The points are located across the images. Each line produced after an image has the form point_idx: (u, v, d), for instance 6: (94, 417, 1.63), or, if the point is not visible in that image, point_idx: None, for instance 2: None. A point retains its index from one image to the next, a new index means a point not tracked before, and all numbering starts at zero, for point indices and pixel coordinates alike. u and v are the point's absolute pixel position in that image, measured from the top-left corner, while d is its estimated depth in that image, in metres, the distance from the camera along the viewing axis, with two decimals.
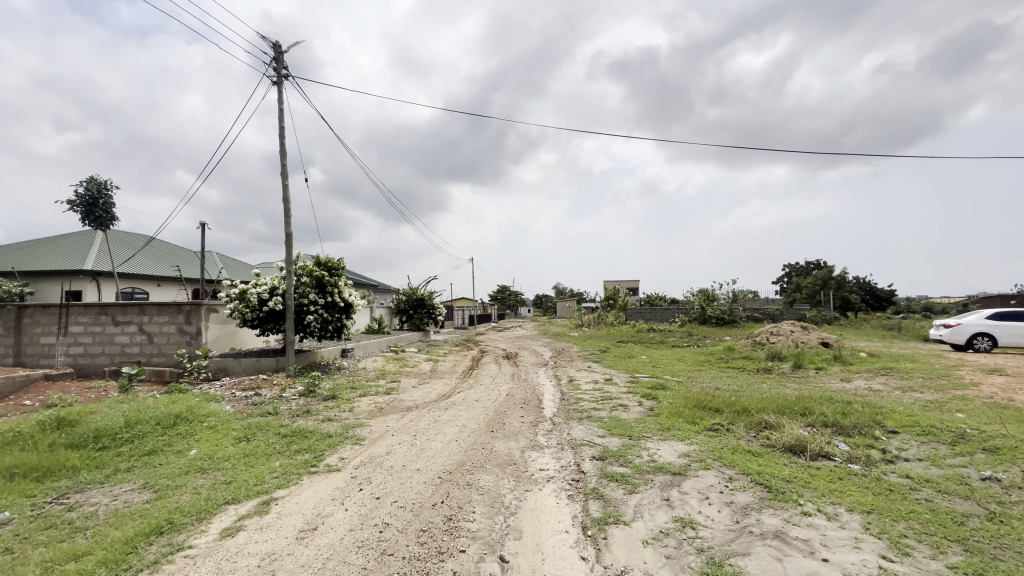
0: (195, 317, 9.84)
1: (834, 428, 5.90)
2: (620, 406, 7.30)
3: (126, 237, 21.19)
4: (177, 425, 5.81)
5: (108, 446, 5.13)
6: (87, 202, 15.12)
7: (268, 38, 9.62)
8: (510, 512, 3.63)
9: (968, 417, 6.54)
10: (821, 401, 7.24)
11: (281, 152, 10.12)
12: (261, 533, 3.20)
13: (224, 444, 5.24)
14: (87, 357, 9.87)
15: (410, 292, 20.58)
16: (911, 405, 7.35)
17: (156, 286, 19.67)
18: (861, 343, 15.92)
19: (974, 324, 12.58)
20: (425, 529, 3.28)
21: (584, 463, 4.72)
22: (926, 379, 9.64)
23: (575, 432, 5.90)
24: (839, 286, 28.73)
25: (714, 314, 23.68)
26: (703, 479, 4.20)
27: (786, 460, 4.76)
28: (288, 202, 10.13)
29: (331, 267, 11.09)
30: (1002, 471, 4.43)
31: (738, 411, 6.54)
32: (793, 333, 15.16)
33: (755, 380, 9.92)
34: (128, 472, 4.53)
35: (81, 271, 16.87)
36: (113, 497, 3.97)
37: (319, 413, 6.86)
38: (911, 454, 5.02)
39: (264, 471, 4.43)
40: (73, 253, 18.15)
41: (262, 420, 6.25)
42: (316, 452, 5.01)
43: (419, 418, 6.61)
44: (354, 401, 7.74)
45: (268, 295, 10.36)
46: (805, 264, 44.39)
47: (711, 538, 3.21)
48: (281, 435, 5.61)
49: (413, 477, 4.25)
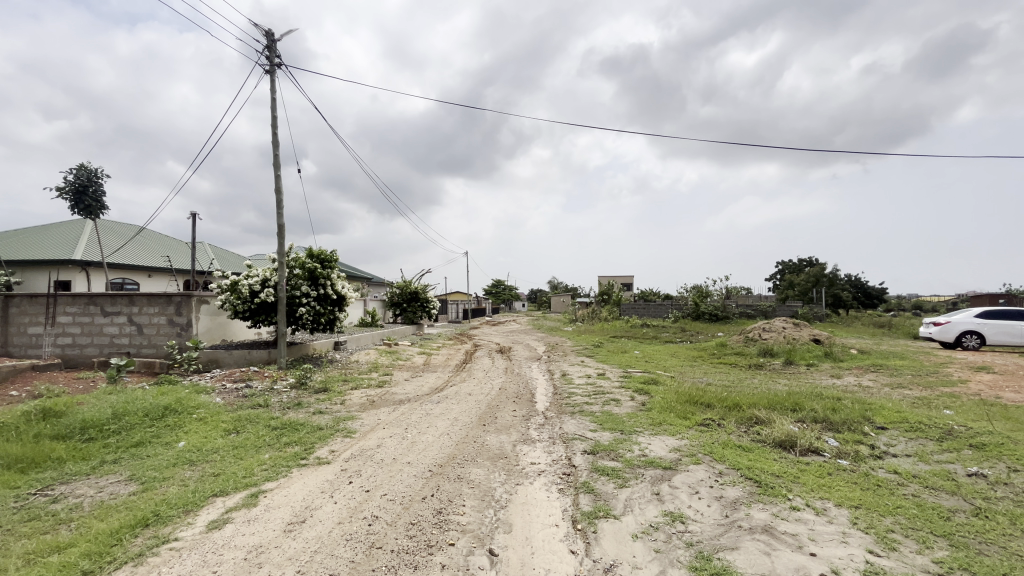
0: (185, 308, 9.74)
1: (824, 423, 5.94)
2: (612, 401, 7.33)
3: (115, 226, 20.89)
4: (166, 417, 5.75)
5: (95, 438, 5.07)
6: (76, 188, 14.89)
7: (260, 26, 9.51)
8: (500, 506, 3.62)
9: (955, 414, 6.61)
10: (812, 397, 7.29)
11: (274, 142, 10.00)
12: (249, 526, 3.18)
13: (213, 436, 5.20)
14: (76, 347, 9.75)
15: (405, 285, 20.50)
16: (901, 402, 7.40)
17: (146, 277, 19.47)
18: (851, 340, 16.05)
19: (964, 322, 12.71)
20: (415, 522, 3.27)
21: (575, 457, 4.72)
22: (916, 376, 9.73)
23: (567, 426, 5.91)
24: (831, 283, 28.98)
25: (707, 310, 23.84)
26: (694, 474, 4.21)
27: (776, 455, 4.78)
28: (280, 193, 10.05)
29: (324, 259, 11.07)
30: (988, 467, 4.48)
31: (730, 406, 6.59)
32: (785, 329, 15.25)
33: (747, 376, 10.00)
34: (115, 464, 4.48)
35: (71, 261, 16.67)
36: (99, 488, 3.93)
37: (310, 406, 6.82)
38: (899, 450, 5.07)
39: (253, 464, 4.39)
40: (62, 242, 17.89)
41: (252, 413, 6.19)
42: (306, 444, 4.99)
43: (411, 411, 6.59)
44: (346, 394, 7.70)
45: (260, 287, 10.26)
46: (799, 261, 44.79)
47: (700, 532, 3.21)
48: (271, 427, 5.57)
49: (403, 470, 4.24)
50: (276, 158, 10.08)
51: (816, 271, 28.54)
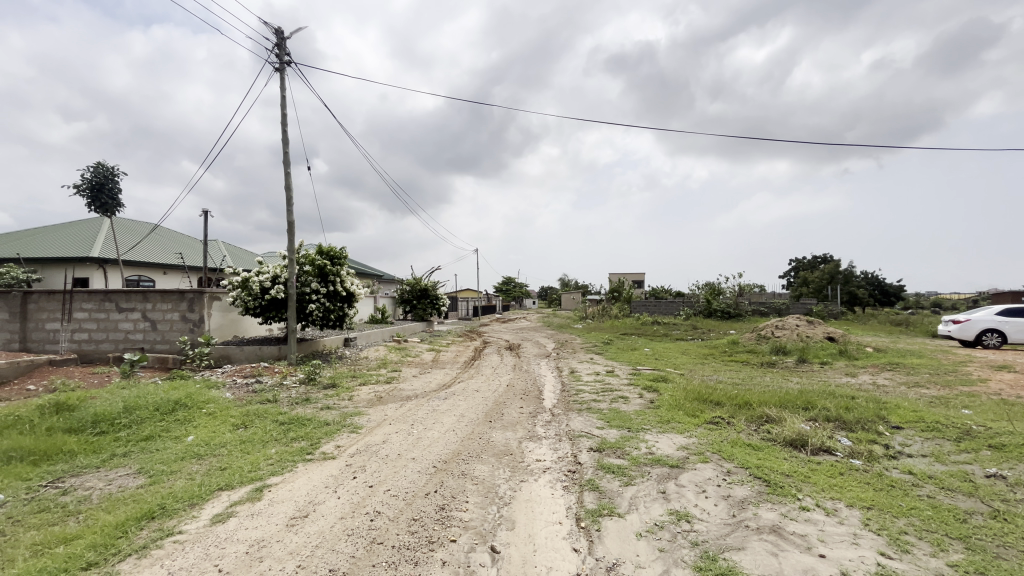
0: (197, 304, 9.86)
1: (837, 422, 5.82)
2: (621, 398, 7.28)
3: (130, 224, 21.22)
4: (176, 411, 5.82)
5: (106, 431, 5.14)
6: (93, 186, 15.13)
7: (271, 24, 9.59)
8: (504, 502, 3.60)
9: (974, 414, 6.44)
10: (825, 395, 7.13)
11: (282, 140, 10.03)
12: (252, 520, 3.18)
13: (221, 431, 5.24)
14: (92, 342, 9.93)
15: (416, 282, 20.57)
16: (918, 401, 7.23)
17: (161, 274, 19.79)
18: (867, 339, 15.74)
19: (984, 320, 12.41)
20: (417, 518, 3.25)
21: (581, 454, 4.68)
22: (933, 374, 9.51)
23: (574, 423, 5.87)
24: (846, 280, 28.56)
25: (719, 307, 23.63)
26: (701, 472, 4.15)
27: (786, 454, 4.69)
28: (290, 190, 10.12)
29: (333, 256, 11.10)
30: (1008, 468, 4.35)
31: (739, 405, 6.49)
32: (799, 326, 15.00)
33: (758, 374, 9.87)
34: (124, 457, 4.53)
35: (88, 258, 17.00)
36: (107, 481, 3.98)
37: (318, 401, 6.87)
38: (914, 450, 4.95)
39: (260, 458, 4.41)
40: (81, 240, 18.26)
41: (260, 408, 6.24)
42: (313, 439, 5.01)
43: (418, 407, 6.60)
44: (354, 390, 7.74)
45: (271, 284, 10.34)
46: (813, 260, 44.27)
47: (706, 532, 3.14)
48: (278, 422, 5.61)
49: (408, 466, 4.23)
50: (287, 155, 10.15)
51: (830, 268, 28.19)
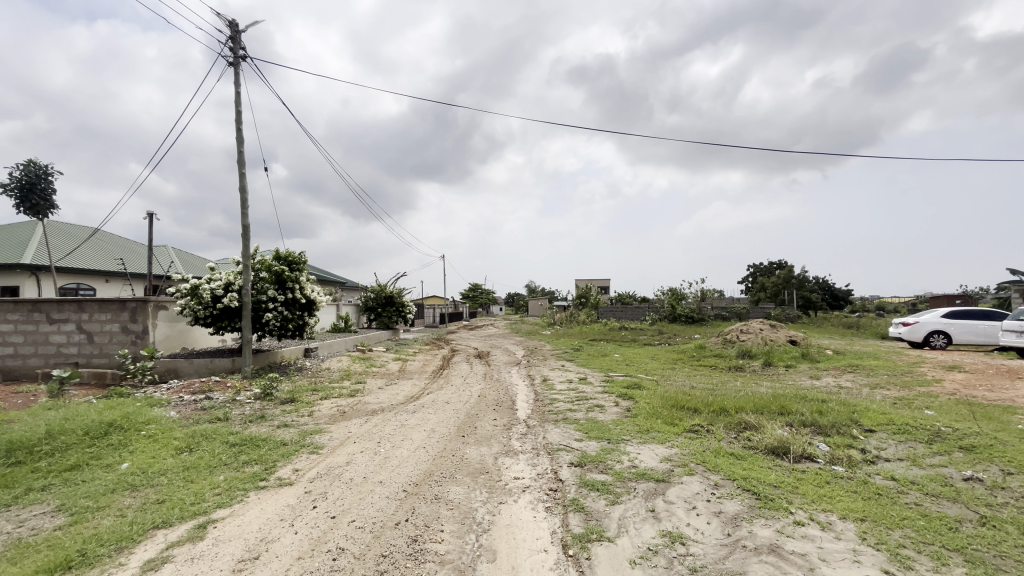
0: (140, 314, 9.02)
1: (813, 427, 5.79)
2: (597, 407, 7.06)
3: (67, 227, 19.68)
4: (110, 434, 5.19)
5: (22, 461, 4.49)
6: (23, 186, 13.89)
7: (223, 16, 9.02)
8: (483, 530, 3.28)
9: (938, 414, 6.58)
10: (797, 399, 7.15)
11: (237, 139, 9.42)
12: (192, 566, 2.74)
13: (161, 456, 4.68)
14: (18, 358, 8.96)
15: (381, 289, 19.91)
16: (883, 403, 7.36)
17: (102, 282, 18.47)
18: (825, 341, 16.25)
19: (931, 322, 12.98)
20: (387, 554, 2.89)
21: (562, 470, 4.41)
22: (891, 376, 9.80)
23: (551, 435, 5.59)
24: (801, 284, 29.72)
25: (684, 312, 24.03)
26: (688, 487, 3.95)
27: (770, 463, 4.58)
28: (244, 191, 9.48)
29: (292, 262, 10.47)
30: (982, 471, 4.37)
31: (717, 411, 6.38)
32: (762, 330, 15.30)
33: (728, 378, 9.92)
34: (43, 492, 3.94)
35: (19, 265, 15.62)
36: (18, 523, 3.41)
37: (275, 418, 6.34)
38: (890, 454, 4.94)
39: (205, 487, 3.92)
40: (11, 245, 16.74)
41: (209, 428, 5.67)
42: (267, 463, 4.52)
43: (385, 423, 6.17)
44: (314, 405, 7.22)
45: (223, 291, 9.64)
46: (769, 265, 45.99)
47: (703, 555, 2.93)
48: (229, 444, 5.08)
49: (374, 491, 3.84)
50: (241, 154, 9.53)
51: (786, 273, 29.31)
